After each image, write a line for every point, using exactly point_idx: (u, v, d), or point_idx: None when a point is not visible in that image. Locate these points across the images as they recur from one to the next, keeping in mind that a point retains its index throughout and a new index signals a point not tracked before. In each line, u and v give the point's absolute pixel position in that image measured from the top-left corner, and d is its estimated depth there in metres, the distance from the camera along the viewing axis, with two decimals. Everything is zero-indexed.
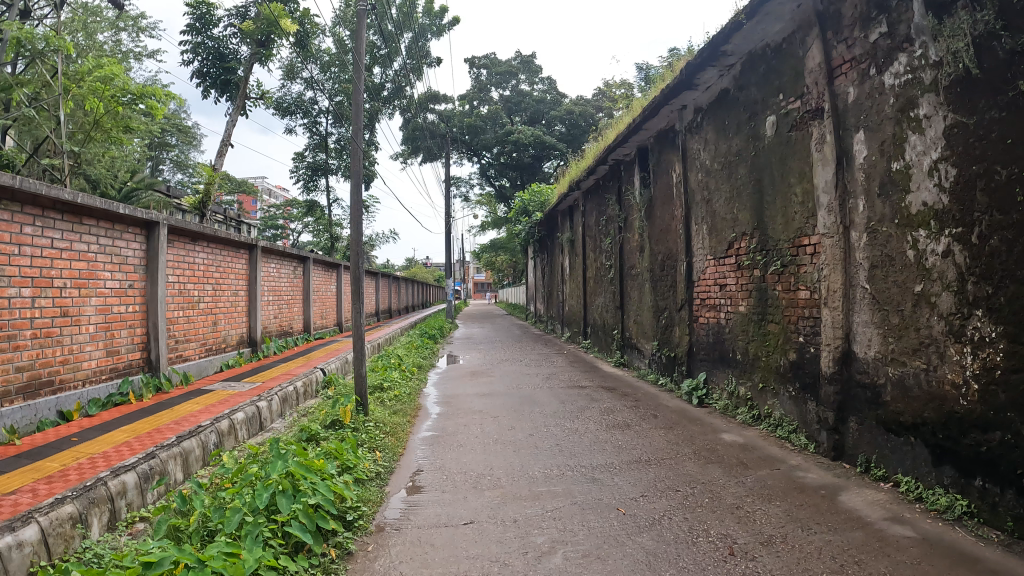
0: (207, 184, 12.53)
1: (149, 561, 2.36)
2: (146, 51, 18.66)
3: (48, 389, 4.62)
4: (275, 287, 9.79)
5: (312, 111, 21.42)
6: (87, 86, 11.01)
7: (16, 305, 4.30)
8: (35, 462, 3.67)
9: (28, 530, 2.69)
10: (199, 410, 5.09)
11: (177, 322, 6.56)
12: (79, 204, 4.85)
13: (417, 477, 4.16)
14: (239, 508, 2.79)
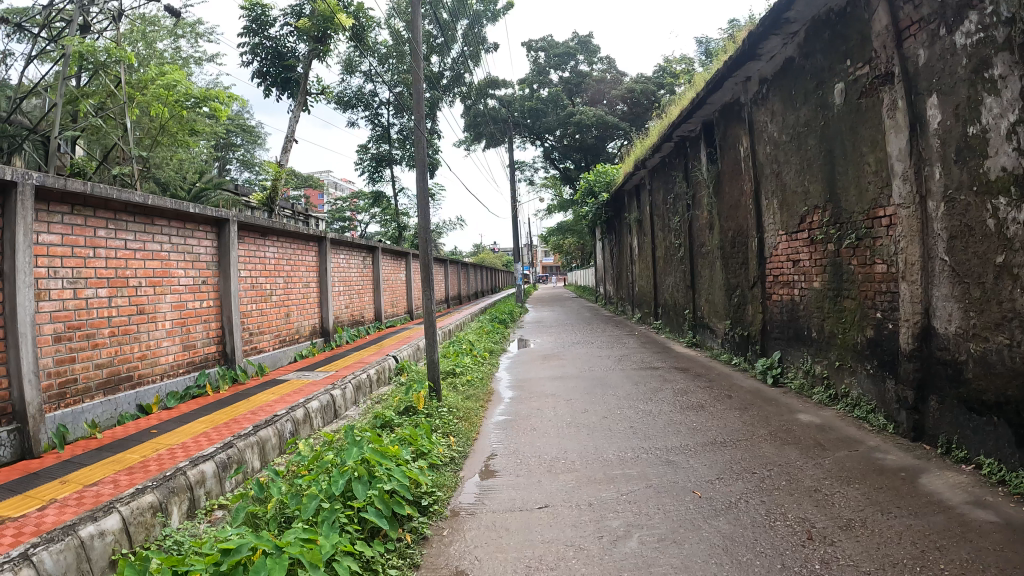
0: (275, 180, 12.79)
1: (228, 548, 2.42)
2: (206, 55, 19.17)
3: (129, 384, 4.80)
4: (345, 278, 9.97)
5: (373, 103, 21.69)
6: (151, 92, 11.33)
7: (94, 305, 4.47)
8: (117, 454, 3.80)
9: (110, 519, 2.80)
10: (275, 400, 5.23)
11: (251, 316, 6.74)
12: (150, 206, 4.99)
13: (491, 462, 4.18)
14: (315, 495, 2.82)
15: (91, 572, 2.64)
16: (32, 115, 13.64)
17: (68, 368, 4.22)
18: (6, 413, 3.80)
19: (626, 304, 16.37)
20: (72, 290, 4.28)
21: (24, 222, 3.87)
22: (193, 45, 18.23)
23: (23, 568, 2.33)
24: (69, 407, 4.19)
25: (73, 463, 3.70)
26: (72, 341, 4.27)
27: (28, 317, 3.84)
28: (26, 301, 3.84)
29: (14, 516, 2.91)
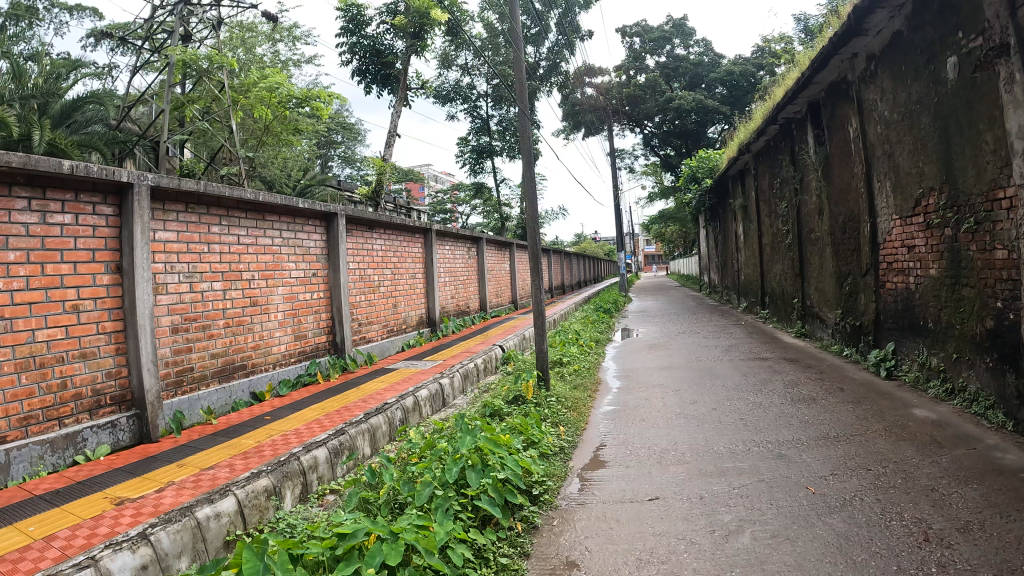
0: (379, 175, 13.58)
1: (344, 533, 2.51)
2: (304, 58, 19.91)
3: (242, 373, 5.03)
4: (451, 268, 10.18)
5: (471, 96, 21.89)
6: (254, 96, 11.82)
7: (209, 297, 4.71)
8: (233, 439, 4.00)
9: (226, 501, 2.95)
10: (384, 388, 5.38)
11: (360, 307, 6.96)
12: (260, 203, 5.21)
13: (601, 453, 4.21)
14: (429, 482, 2.90)
15: (206, 552, 2.79)
16: (146, 122, 14.55)
17: (184, 358, 4.46)
18: (127, 400, 4.06)
19: (732, 292, 15.95)
20: (188, 284, 4.52)
21: (141, 221, 4.10)
22: (291, 49, 18.96)
23: (139, 547, 2.51)
24: (185, 395, 4.43)
25: (190, 447, 3.92)
26: (189, 332, 4.51)
27: (147, 310, 4.08)
28: (145, 295, 4.07)
29: (134, 497, 3.09)
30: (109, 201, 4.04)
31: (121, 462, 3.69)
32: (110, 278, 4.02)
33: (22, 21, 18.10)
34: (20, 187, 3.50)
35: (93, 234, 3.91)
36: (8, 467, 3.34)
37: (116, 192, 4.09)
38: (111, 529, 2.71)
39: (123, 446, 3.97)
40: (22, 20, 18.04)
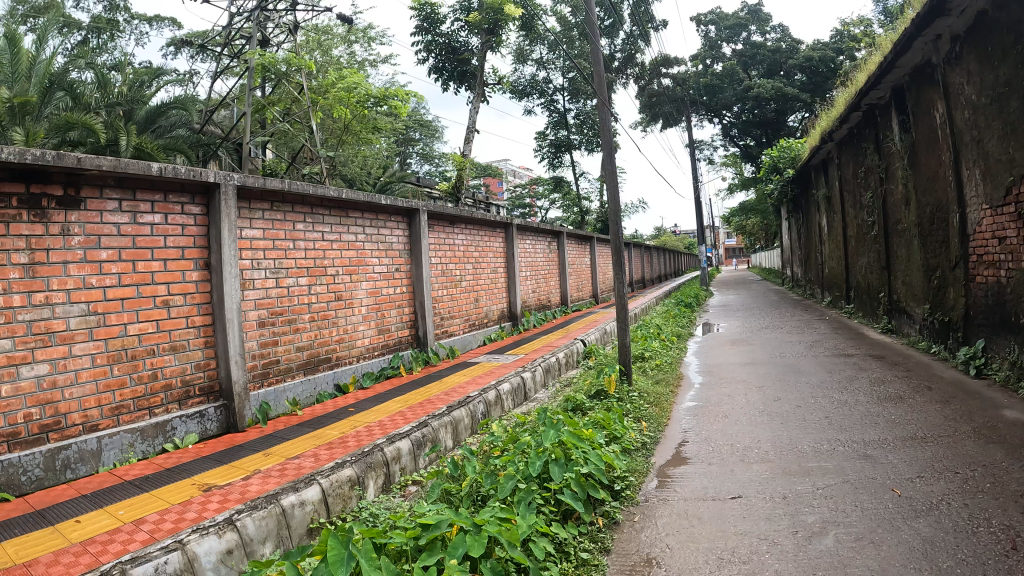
0: (459, 171, 13.84)
1: (428, 524, 2.54)
2: (380, 58, 20.34)
3: (327, 365, 5.19)
4: (532, 262, 10.25)
5: (547, 90, 21.86)
6: (334, 96, 12.13)
7: (294, 292, 4.87)
8: (318, 430, 4.13)
9: (310, 490, 3.05)
10: (466, 382, 5.46)
11: (442, 301, 7.09)
12: (343, 200, 5.34)
13: (683, 449, 4.17)
14: (513, 476, 2.94)
15: (291, 538, 2.89)
16: (230, 124, 15.15)
17: (271, 351, 4.63)
18: (214, 391, 4.25)
19: (816, 286, 15.40)
20: (274, 279, 4.69)
21: (228, 219, 4.26)
22: (368, 49, 19.42)
23: (226, 532, 2.63)
24: (272, 386, 4.61)
25: (276, 437, 4.06)
26: (275, 326, 4.68)
27: (233, 304, 4.25)
28: (232, 290, 4.24)
29: (223, 484, 3.22)
30: (197, 201, 4.23)
31: (209, 450, 3.86)
32: (199, 274, 4.21)
33: (103, 33, 19.12)
34: (111, 188, 3.70)
35: (182, 232, 4.09)
36: (101, 453, 3.55)
37: (203, 193, 4.27)
38: (198, 514, 2.83)
39: (210, 434, 4.16)
40: (104, 32, 19.04)
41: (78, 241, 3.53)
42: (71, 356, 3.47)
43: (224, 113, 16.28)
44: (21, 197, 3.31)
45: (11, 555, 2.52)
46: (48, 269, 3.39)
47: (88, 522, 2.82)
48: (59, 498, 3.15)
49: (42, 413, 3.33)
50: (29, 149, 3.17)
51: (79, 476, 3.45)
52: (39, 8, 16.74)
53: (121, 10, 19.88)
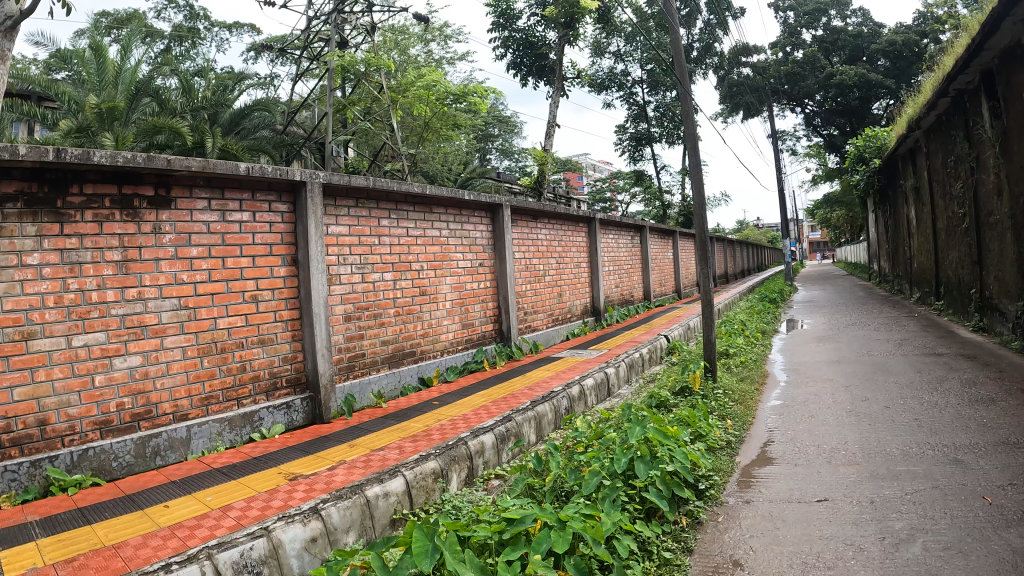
0: (541, 165, 13.94)
1: (514, 518, 2.56)
2: (458, 55, 20.58)
3: (411, 359, 5.32)
4: (615, 257, 10.19)
5: (626, 83, 21.59)
6: (414, 93, 12.32)
7: (380, 287, 5.00)
8: (403, 422, 4.22)
9: (395, 481, 3.11)
10: (549, 377, 5.49)
11: (526, 296, 7.16)
12: (428, 196, 5.43)
13: (769, 449, 4.06)
14: (598, 472, 2.94)
15: (375, 528, 2.97)
16: (313, 124, 15.66)
17: (357, 344, 4.77)
18: (301, 382, 4.40)
19: (904, 282, 14.69)
20: (361, 275, 4.81)
21: (315, 216, 4.38)
22: (445, 48, 19.69)
23: (311, 520, 2.73)
24: (357, 379, 4.74)
25: (361, 428, 4.17)
26: (361, 320, 4.82)
27: (321, 298, 4.38)
28: (319, 285, 4.37)
29: (309, 473, 3.33)
30: (284, 199, 4.37)
31: (294, 440, 4.00)
32: (286, 270, 4.36)
33: (185, 41, 20.03)
34: (200, 188, 3.87)
35: (269, 229, 4.25)
36: (189, 442, 3.74)
37: (290, 190, 4.41)
38: (284, 502, 2.93)
39: (297, 425, 4.31)
40: (185, 40, 19.94)
41: (169, 238, 3.72)
42: (163, 349, 3.68)
43: (308, 113, 16.82)
44: (114, 198, 3.51)
45: (104, 536, 2.69)
46: (141, 265, 3.60)
47: (177, 507, 2.96)
48: (151, 483, 3.33)
49: (134, 402, 3.55)
50: (120, 152, 3.35)
51: (169, 463, 3.65)
52: (124, 21, 17.68)
53: (201, 19, 20.80)
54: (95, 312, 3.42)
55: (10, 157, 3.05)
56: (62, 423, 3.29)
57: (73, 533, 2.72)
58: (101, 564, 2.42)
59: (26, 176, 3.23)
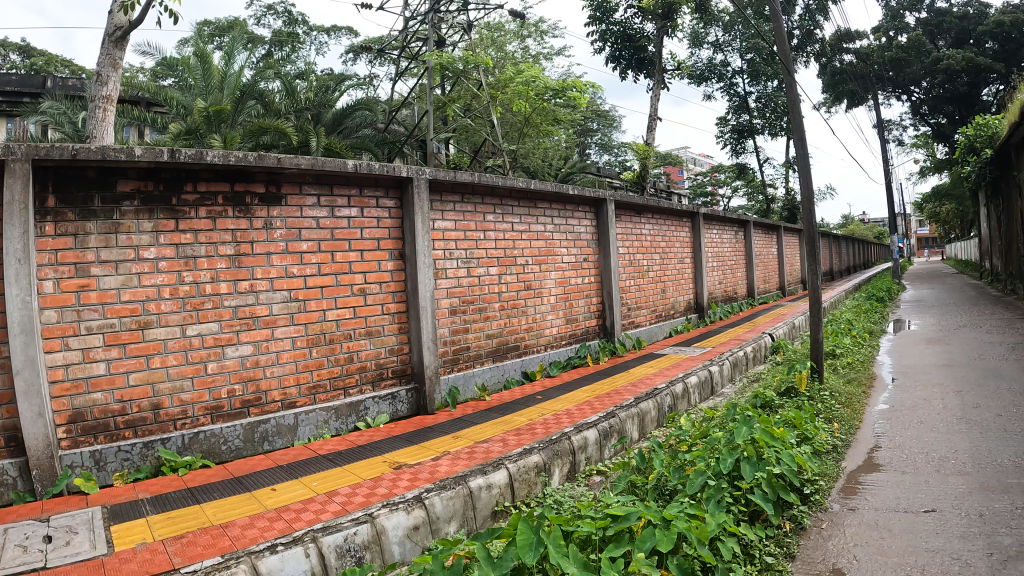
0: (642, 160, 13.80)
1: (618, 515, 2.54)
2: (556, 50, 20.56)
3: (515, 353, 5.41)
4: (719, 253, 9.98)
5: (726, 74, 21.00)
6: (514, 90, 12.39)
7: (485, 282, 5.10)
8: (507, 416, 4.28)
9: (498, 474, 3.16)
10: (653, 373, 5.46)
11: (629, 292, 7.12)
12: (532, 191, 5.47)
13: (876, 455, 3.87)
14: (703, 471, 2.89)
15: (476, 519, 3.01)
16: (413, 122, 16.04)
17: (462, 338, 4.89)
18: (407, 374, 4.53)
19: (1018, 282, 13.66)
20: (466, 269, 4.93)
21: (421, 211, 4.48)
22: (541, 43, 19.76)
23: (414, 509, 2.80)
24: (462, 371, 4.86)
25: (464, 420, 4.24)
26: (466, 314, 4.94)
27: (427, 292, 4.50)
28: (426, 279, 4.48)
29: (413, 463, 3.41)
30: (391, 195, 4.49)
31: (398, 430, 4.11)
32: (394, 264, 4.48)
33: (285, 45, 20.86)
34: (310, 185, 4.03)
35: (377, 225, 4.38)
36: (296, 428, 3.91)
37: (397, 186, 4.52)
38: (388, 490, 3.01)
39: (401, 415, 4.44)
40: (285, 45, 20.78)
41: (281, 234, 3.90)
42: (273, 339, 3.87)
43: (409, 111, 17.26)
44: (226, 195, 3.71)
45: (212, 515, 2.85)
46: (253, 259, 3.79)
47: (284, 490, 3.10)
48: (257, 467, 3.50)
49: (244, 389, 3.76)
50: (232, 152, 3.53)
51: (276, 448, 3.83)
52: (225, 29, 18.61)
53: (299, 23, 21.63)
54: (208, 303, 3.64)
55: (128, 158, 3.29)
56: (175, 407, 3.54)
57: (183, 512, 2.90)
58: (210, 542, 2.57)
59: (143, 176, 3.47)
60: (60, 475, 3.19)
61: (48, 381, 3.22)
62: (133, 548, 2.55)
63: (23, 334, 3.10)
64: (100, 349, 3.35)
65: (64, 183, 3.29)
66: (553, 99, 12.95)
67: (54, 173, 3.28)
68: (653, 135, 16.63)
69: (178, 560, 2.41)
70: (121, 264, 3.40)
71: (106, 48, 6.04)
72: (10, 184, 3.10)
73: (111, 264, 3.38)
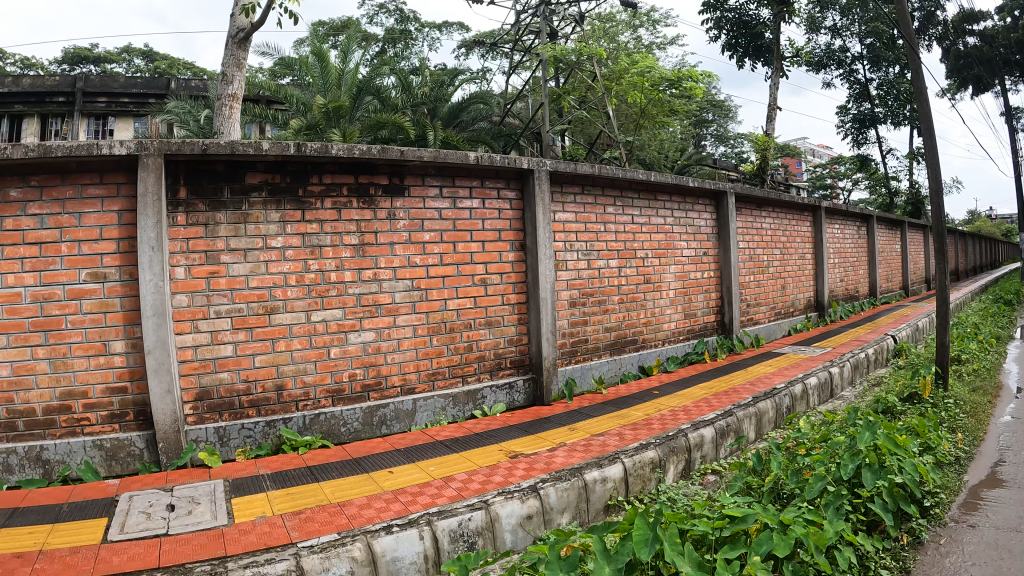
0: (762, 152, 13.37)
1: (736, 516, 2.47)
2: (668, 40, 20.19)
3: (633, 347, 5.41)
4: (841, 249, 9.58)
5: (845, 60, 20.00)
6: (629, 81, 12.25)
7: (605, 274, 5.12)
8: (623, 410, 4.27)
9: (613, 468, 3.17)
10: (772, 373, 5.32)
11: (748, 288, 6.97)
12: (653, 182, 5.39)
13: (1000, 470, 3.62)
14: (822, 476, 2.76)
15: (588, 512, 3.04)
16: (528, 115, 16.16)
17: (580, 330, 4.94)
18: (525, 364, 4.59)
19: None
20: (586, 261, 4.95)
21: (542, 203, 4.49)
22: (654, 33, 19.47)
23: (529, 498, 2.85)
24: (579, 363, 4.91)
25: (580, 413, 4.26)
26: (586, 306, 4.97)
27: (548, 284, 4.52)
28: (546, 270, 4.50)
29: (530, 452, 3.45)
30: (512, 186, 4.52)
31: (514, 419, 4.16)
32: (514, 255, 4.53)
33: (398, 43, 21.50)
34: (432, 177, 4.12)
35: (499, 216, 4.43)
36: (414, 414, 4.03)
37: (518, 178, 4.54)
38: (504, 478, 3.06)
39: (518, 405, 4.50)
40: (398, 42, 21.41)
41: (403, 224, 4.01)
42: (394, 326, 4.00)
43: (522, 104, 17.41)
44: (351, 186, 3.85)
45: (331, 493, 2.98)
46: (376, 249, 3.92)
47: (401, 474, 3.19)
48: (375, 449, 3.62)
49: (365, 373, 3.91)
50: (356, 145, 3.66)
51: (394, 432, 3.96)
52: (339, 29, 19.36)
53: (412, 21, 22.22)
54: (333, 291, 3.81)
55: (256, 152, 3.47)
56: (298, 389, 3.73)
57: (304, 488, 3.04)
58: (327, 519, 2.68)
59: (270, 169, 3.64)
60: (185, 449, 3.44)
61: (178, 360, 3.48)
62: (253, 521, 2.69)
63: (156, 315, 3.35)
64: (228, 332, 3.57)
65: (195, 176, 3.51)
66: (668, 89, 12.66)
67: (185, 166, 3.50)
68: (772, 125, 16.13)
69: (297, 535, 2.53)
70: (249, 253, 3.60)
71: (231, 49, 6.28)
72: (144, 177, 3.34)
73: (240, 252, 3.58)
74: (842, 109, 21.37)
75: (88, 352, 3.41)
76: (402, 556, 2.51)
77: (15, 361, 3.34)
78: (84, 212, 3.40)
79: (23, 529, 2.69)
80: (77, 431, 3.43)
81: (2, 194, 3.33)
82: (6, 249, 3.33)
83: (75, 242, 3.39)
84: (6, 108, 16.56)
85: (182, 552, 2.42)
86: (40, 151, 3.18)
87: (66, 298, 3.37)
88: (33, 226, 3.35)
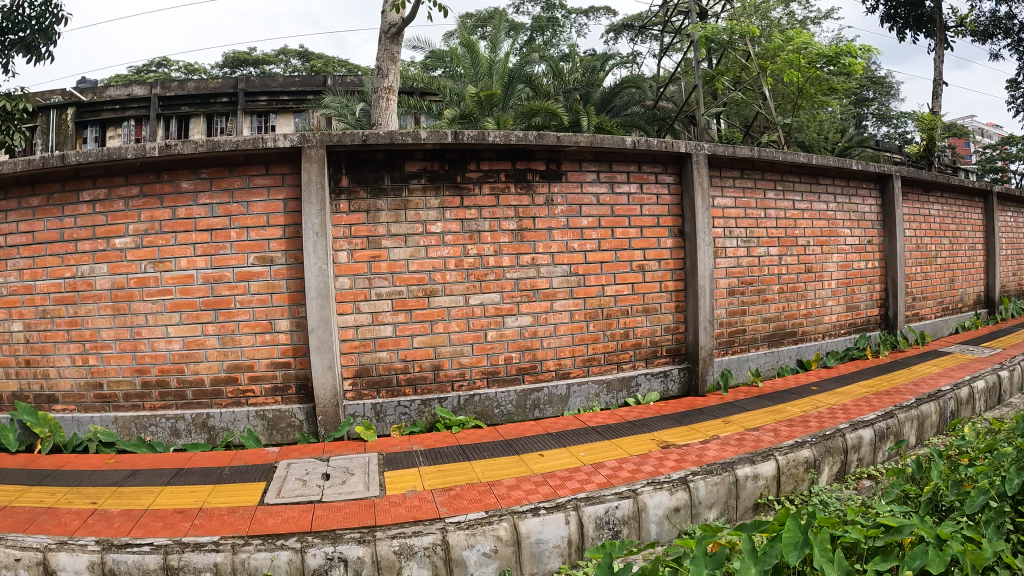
0: (929, 132, 12.19)
1: (890, 525, 2.30)
2: (822, 14, 18.91)
3: (792, 339, 5.15)
4: (1015, 239, 8.65)
5: (1015, 28, 17.54)
6: (784, 58, 11.45)
7: (765, 262, 4.91)
8: (778, 406, 4.08)
9: (766, 465, 3.04)
10: (937, 373, 4.91)
11: (915, 280, 6.45)
12: (814, 166, 5.10)
13: None
14: (984, 490, 2.48)
15: (737, 509, 2.94)
16: (678, 98, 15.71)
17: (738, 320, 4.77)
18: (680, 353, 4.50)
19: None
20: (746, 249, 4.77)
21: (701, 188, 4.35)
22: (808, 7, 18.33)
23: (677, 491, 2.80)
24: (735, 355, 4.74)
25: (734, 406, 4.13)
26: (745, 296, 4.80)
27: (705, 272, 4.38)
28: (705, 258, 4.37)
29: (682, 443, 3.38)
30: (669, 170, 4.41)
31: (667, 409, 4.09)
32: (673, 242, 4.43)
33: (546, 31, 21.66)
34: (589, 162, 4.12)
35: (656, 202, 4.35)
36: (567, 399, 4.07)
37: (675, 162, 4.43)
38: (654, 468, 3.02)
39: (671, 395, 4.42)
40: (546, 30, 21.57)
41: (561, 210, 4.04)
42: (551, 311, 4.07)
43: (670, 88, 16.95)
44: (508, 173, 3.93)
45: (480, 472, 3.07)
46: (534, 234, 3.99)
47: (551, 457, 3.23)
48: (526, 432, 3.69)
49: (520, 357, 4.01)
50: (512, 132, 3.72)
51: (546, 416, 4.02)
52: (485, 19, 19.71)
53: (558, 8, 22.26)
54: (491, 275, 3.91)
55: (413, 141, 3.60)
56: (454, 369, 3.88)
57: (454, 466, 3.15)
58: (476, 497, 2.77)
59: (429, 157, 3.79)
60: (342, 422, 3.67)
61: (339, 339, 3.72)
62: (403, 494, 2.84)
63: (319, 297, 3.59)
64: (388, 313, 3.77)
65: (356, 166, 3.72)
66: (828, 67, 11.81)
67: (346, 157, 3.71)
68: (938, 102, 14.78)
69: (444, 510, 2.63)
70: (409, 237, 3.78)
71: (384, 43, 6.56)
72: (308, 168, 3.57)
73: (400, 237, 3.76)
74: (1010, 83, 19.12)
75: (254, 329, 3.71)
76: (546, 539, 2.54)
77: (187, 336, 3.71)
78: (252, 201, 3.69)
79: (190, 488, 2.98)
80: (242, 401, 3.76)
81: (177, 185, 3.68)
82: (179, 235, 3.69)
83: (243, 228, 3.69)
84: (174, 111, 17.77)
85: (334, 518, 2.59)
86: (209, 146, 3.49)
87: (235, 280, 3.69)
88: (205, 215, 3.68)
